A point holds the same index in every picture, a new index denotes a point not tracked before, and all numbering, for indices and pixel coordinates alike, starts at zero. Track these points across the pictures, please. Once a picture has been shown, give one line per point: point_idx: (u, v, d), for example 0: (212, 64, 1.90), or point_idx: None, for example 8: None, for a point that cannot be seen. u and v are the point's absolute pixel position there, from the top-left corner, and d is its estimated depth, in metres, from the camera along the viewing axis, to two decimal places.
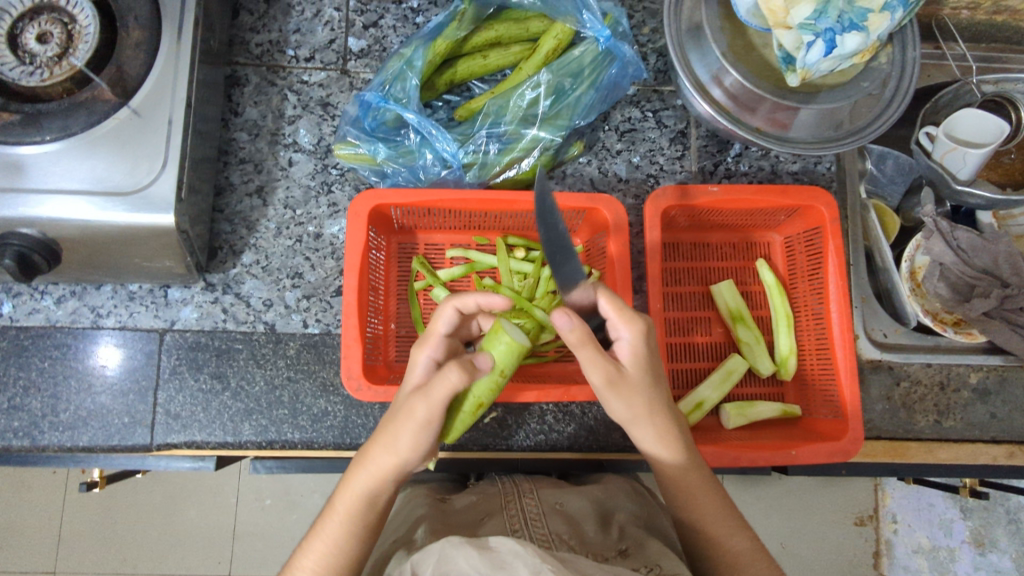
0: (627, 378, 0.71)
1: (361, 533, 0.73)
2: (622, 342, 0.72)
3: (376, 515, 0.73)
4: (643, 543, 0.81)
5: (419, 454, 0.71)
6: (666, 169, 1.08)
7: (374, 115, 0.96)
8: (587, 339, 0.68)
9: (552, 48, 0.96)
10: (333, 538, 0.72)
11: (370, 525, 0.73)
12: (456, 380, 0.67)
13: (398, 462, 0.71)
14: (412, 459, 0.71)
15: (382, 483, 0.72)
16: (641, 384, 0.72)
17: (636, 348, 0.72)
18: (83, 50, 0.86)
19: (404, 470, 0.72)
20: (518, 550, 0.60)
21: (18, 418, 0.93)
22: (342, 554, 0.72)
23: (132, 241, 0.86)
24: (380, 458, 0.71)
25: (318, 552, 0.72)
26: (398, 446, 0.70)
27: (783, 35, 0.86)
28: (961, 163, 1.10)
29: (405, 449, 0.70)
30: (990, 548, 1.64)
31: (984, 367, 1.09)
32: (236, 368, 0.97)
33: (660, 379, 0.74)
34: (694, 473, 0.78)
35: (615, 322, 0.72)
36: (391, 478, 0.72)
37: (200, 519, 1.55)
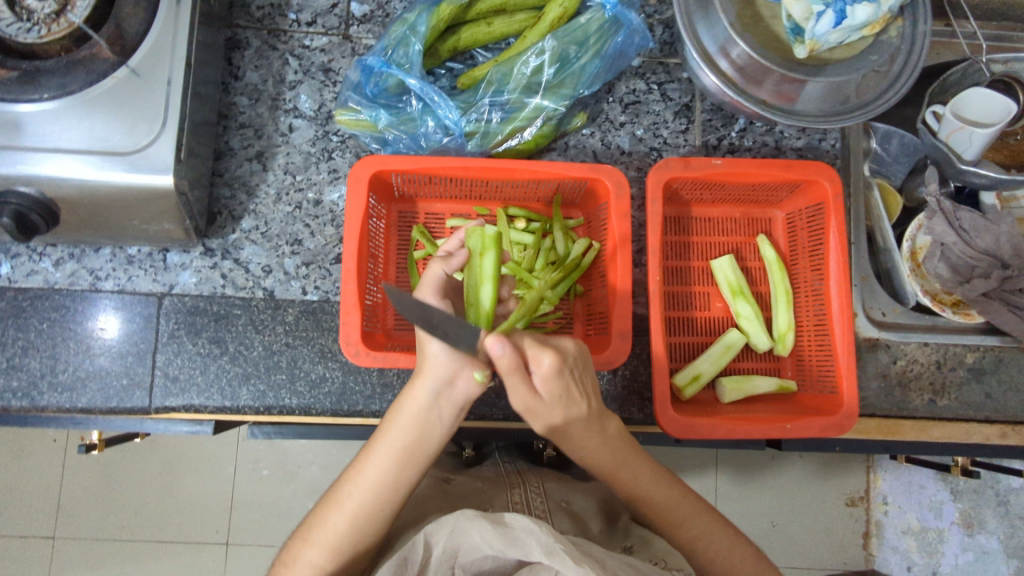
0: (543, 401, 0.70)
1: (404, 458, 0.75)
2: (538, 376, 0.69)
3: (418, 433, 0.75)
4: (648, 539, 0.87)
5: (451, 357, 0.72)
6: (670, 142, 1.07)
7: (376, 80, 0.95)
8: (514, 369, 0.66)
9: (557, 16, 0.94)
10: (379, 456, 0.75)
11: (414, 445, 0.75)
12: (441, 267, 0.83)
13: (436, 363, 0.72)
14: (449, 359, 0.72)
15: (424, 391, 0.74)
16: (555, 412, 0.72)
17: (550, 386, 0.69)
18: (81, 8, 0.83)
19: (441, 375, 0.73)
20: (531, 527, 0.62)
21: (17, 377, 0.94)
22: (385, 473, 0.75)
23: (131, 203, 0.86)
24: (424, 362, 0.74)
25: (365, 475, 0.75)
26: (431, 345, 0.73)
27: (793, 5, 0.84)
28: (966, 142, 1.09)
29: (439, 344, 0.71)
30: (979, 530, 1.52)
31: (980, 347, 1.10)
32: (235, 333, 0.97)
33: (578, 404, 0.73)
34: (627, 466, 0.82)
35: (533, 360, 0.68)
36: (431, 383, 0.73)
37: (197, 488, 1.57)
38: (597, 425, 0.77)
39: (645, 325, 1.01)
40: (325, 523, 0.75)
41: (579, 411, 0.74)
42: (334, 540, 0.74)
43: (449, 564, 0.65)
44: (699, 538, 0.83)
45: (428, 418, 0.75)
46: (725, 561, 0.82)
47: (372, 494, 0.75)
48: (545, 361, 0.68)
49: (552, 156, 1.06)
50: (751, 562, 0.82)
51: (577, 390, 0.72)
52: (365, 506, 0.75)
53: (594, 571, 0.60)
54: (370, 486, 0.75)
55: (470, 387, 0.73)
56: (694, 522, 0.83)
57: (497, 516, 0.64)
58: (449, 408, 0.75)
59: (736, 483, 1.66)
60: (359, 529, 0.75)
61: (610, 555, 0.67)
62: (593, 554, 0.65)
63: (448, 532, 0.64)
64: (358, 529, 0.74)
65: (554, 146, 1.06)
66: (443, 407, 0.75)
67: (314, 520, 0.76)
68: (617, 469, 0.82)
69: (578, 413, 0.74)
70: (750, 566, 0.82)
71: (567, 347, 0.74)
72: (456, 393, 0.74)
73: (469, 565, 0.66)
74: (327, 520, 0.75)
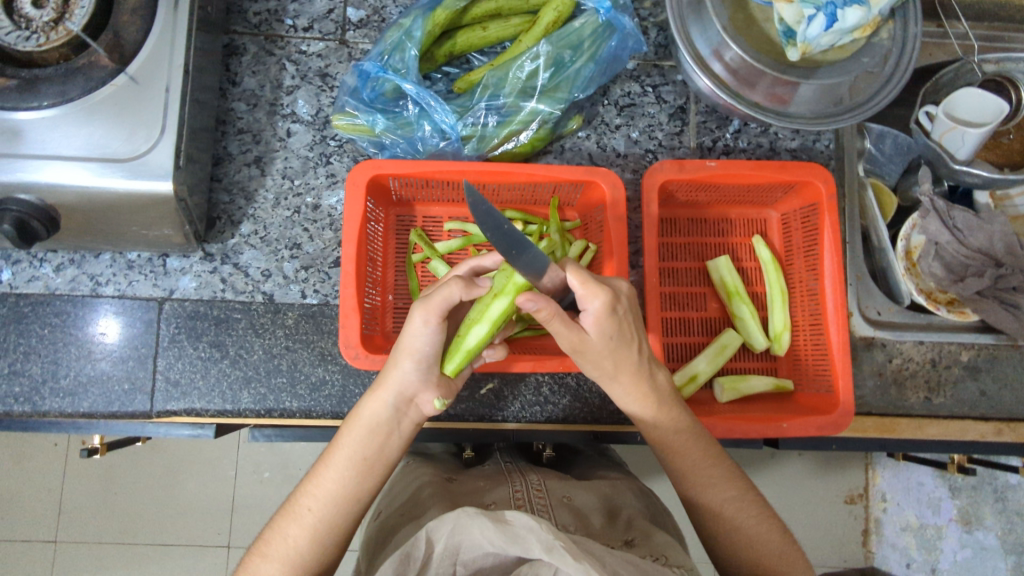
0: (592, 340, 0.74)
1: (362, 469, 0.76)
2: (589, 315, 0.71)
3: (378, 444, 0.77)
4: (649, 535, 0.85)
5: (417, 370, 0.75)
6: (665, 144, 1.08)
7: (373, 85, 0.96)
8: (554, 315, 0.70)
9: (552, 20, 0.94)
10: (340, 468, 0.75)
11: (373, 455, 0.77)
12: (459, 293, 0.71)
13: (402, 378, 0.75)
14: (415, 375, 0.75)
15: (384, 404, 0.76)
16: (608, 350, 0.75)
17: (600, 324, 0.72)
18: (78, 16, 0.83)
19: (405, 390, 0.76)
20: (532, 524, 0.63)
21: (19, 383, 0.94)
22: (346, 483, 0.75)
23: (131, 209, 0.87)
24: (386, 375, 0.76)
25: (326, 484, 0.75)
26: (398, 361, 0.75)
27: (784, 8, 0.86)
28: (960, 142, 1.10)
29: (405, 362, 0.74)
30: (978, 526, 1.54)
31: (974, 345, 1.11)
32: (235, 337, 0.98)
33: (628, 346, 0.76)
34: (668, 421, 0.85)
35: (585, 296, 0.70)
36: (391, 397, 0.75)
37: (198, 492, 1.58)
38: (645, 376, 0.81)
39: (642, 326, 1.02)
40: (283, 537, 0.73)
41: (628, 352, 0.77)
42: (294, 553, 0.72)
43: (450, 560, 0.65)
44: (730, 500, 0.84)
45: (388, 430, 0.77)
46: (751, 530, 0.82)
47: (335, 505, 0.74)
48: (595, 301, 0.70)
49: (549, 159, 1.07)
50: (779, 533, 0.82)
51: (629, 328, 0.75)
52: (330, 516, 0.74)
53: (594, 568, 0.60)
54: (333, 497, 0.75)
55: (429, 409, 0.79)
56: (725, 485, 0.85)
57: (498, 514, 0.65)
58: (407, 424, 0.78)
59: None
60: (322, 539, 0.73)
61: (610, 554, 0.67)
62: (593, 551, 0.66)
63: (449, 529, 0.65)
64: (319, 539, 0.73)
65: (550, 149, 1.07)
66: (402, 422, 0.78)
67: (271, 533, 0.74)
68: (661, 419, 0.85)
69: (630, 355, 0.78)
70: (777, 540, 0.81)
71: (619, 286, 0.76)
72: (414, 410, 0.78)
73: (471, 562, 0.66)
74: (285, 533, 0.73)
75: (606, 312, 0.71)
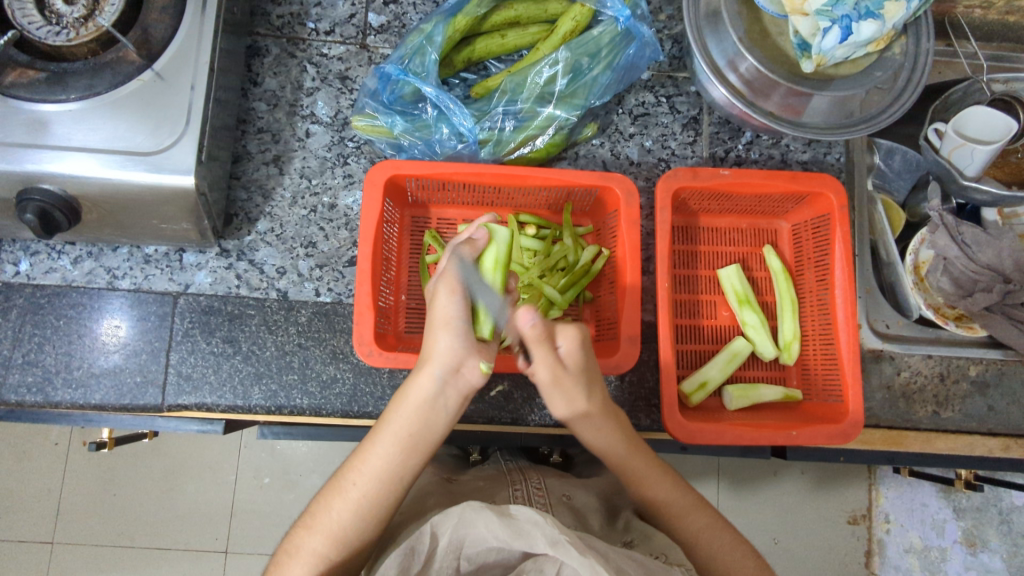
0: (564, 375, 0.77)
1: (406, 444, 0.76)
2: (564, 345, 0.77)
3: (423, 418, 0.76)
4: (648, 534, 0.87)
5: (461, 341, 0.73)
6: (678, 153, 1.09)
7: (392, 87, 0.98)
8: (540, 341, 0.74)
9: (570, 29, 0.97)
10: (385, 444, 0.76)
11: (418, 431, 0.76)
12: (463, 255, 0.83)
13: (444, 350, 0.73)
14: (455, 345, 0.73)
15: (429, 377, 0.74)
16: (576, 386, 0.78)
17: (573, 355, 0.77)
18: (109, 12, 0.86)
19: (448, 361, 0.74)
20: (536, 518, 0.64)
21: (32, 373, 0.95)
22: (389, 459, 0.76)
23: (152, 203, 0.88)
24: (429, 348, 0.75)
25: (370, 461, 0.76)
26: (438, 334, 0.74)
27: (800, 21, 0.88)
28: (969, 159, 1.12)
29: (444, 334, 0.73)
30: (980, 548, 1.61)
31: (982, 360, 1.11)
32: (248, 333, 0.99)
33: (593, 382, 0.80)
34: (633, 454, 0.85)
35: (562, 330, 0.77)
36: (435, 369, 0.74)
37: (198, 494, 1.57)
38: (608, 411, 0.83)
39: (652, 332, 1.02)
40: (328, 511, 0.75)
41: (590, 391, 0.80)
42: (336, 529, 0.74)
43: (455, 553, 0.66)
44: (703, 529, 0.84)
45: (434, 405, 0.76)
46: (727, 559, 0.81)
47: (378, 480, 0.75)
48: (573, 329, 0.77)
49: (563, 165, 1.08)
50: (754, 558, 0.82)
51: (593, 365, 0.80)
52: (373, 492, 0.75)
53: (598, 562, 0.62)
54: (376, 473, 0.75)
55: (476, 376, 0.75)
56: (698, 515, 0.85)
57: (503, 508, 0.66)
58: (454, 395, 0.76)
59: (739, 498, 1.66)
60: (364, 516, 0.75)
61: (613, 550, 0.68)
62: (598, 548, 0.67)
63: (454, 523, 0.66)
64: (364, 514, 0.75)
65: (564, 156, 1.08)
66: (448, 394, 0.76)
67: (317, 506, 0.76)
68: (628, 453, 0.85)
69: (593, 395, 0.80)
70: (754, 565, 0.81)
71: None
72: (462, 380, 0.75)
73: (474, 556, 0.67)
74: (331, 507, 0.75)
75: (579, 342, 0.77)
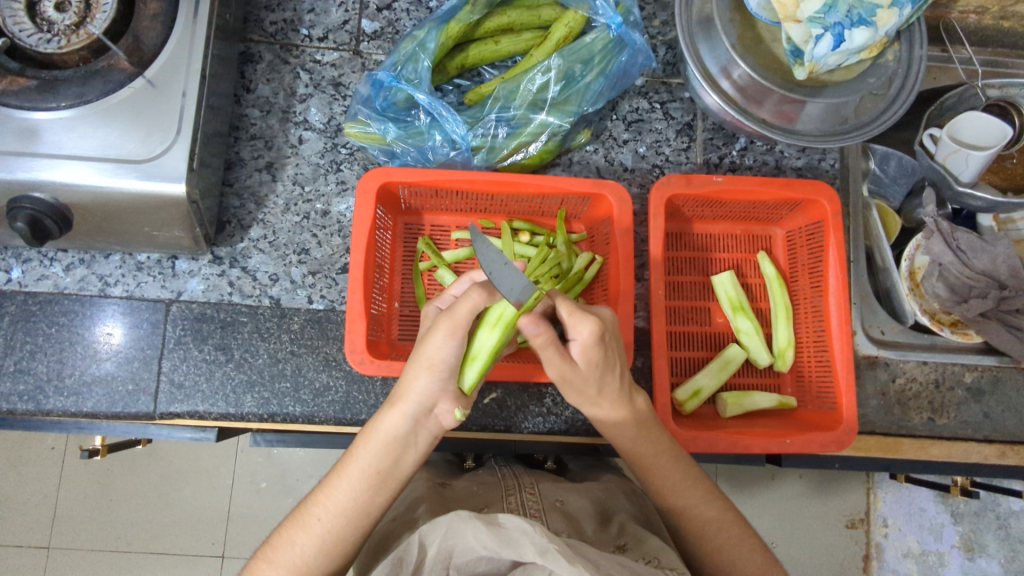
0: (579, 369, 0.76)
1: (373, 483, 0.76)
2: (577, 343, 0.73)
3: (393, 456, 0.76)
4: (642, 538, 0.84)
5: (439, 382, 0.74)
6: (672, 160, 1.09)
7: (385, 94, 0.97)
8: (550, 343, 0.72)
9: (564, 35, 0.97)
10: (352, 479, 0.75)
11: (386, 469, 0.76)
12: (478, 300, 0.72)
13: (422, 392, 0.74)
14: (433, 388, 0.74)
15: (401, 417, 0.75)
16: (592, 376, 0.77)
17: (586, 353, 0.73)
18: (100, 19, 0.85)
19: (424, 402, 0.75)
20: (525, 527, 0.64)
21: (23, 381, 0.94)
22: (356, 496, 0.75)
23: (144, 210, 0.87)
24: (404, 388, 0.74)
25: (337, 496, 0.75)
26: (416, 374, 0.74)
27: (792, 28, 0.87)
28: (963, 165, 1.11)
29: (425, 376, 0.73)
30: (978, 553, 1.60)
31: (978, 366, 1.10)
32: (241, 340, 0.98)
33: (611, 373, 0.78)
34: (645, 445, 0.85)
35: (573, 327, 0.73)
36: (409, 409, 0.74)
37: (194, 499, 1.56)
38: (625, 400, 0.82)
39: (646, 338, 1.02)
40: (291, 544, 0.74)
41: (611, 380, 0.78)
42: (300, 563, 0.73)
43: (444, 564, 0.66)
44: (712, 521, 0.84)
45: (403, 444, 0.76)
46: (733, 551, 0.82)
47: (343, 516, 0.75)
48: (586, 328, 0.72)
49: (556, 172, 1.08)
50: (759, 553, 0.82)
51: (614, 354, 0.77)
52: (339, 527, 0.75)
53: (587, 570, 0.61)
54: (343, 509, 0.75)
55: (449, 420, 0.78)
56: (706, 507, 0.85)
57: (491, 517, 0.66)
58: (425, 436, 0.77)
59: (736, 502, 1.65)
60: (329, 550, 0.74)
61: (602, 555, 0.68)
62: (588, 555, 0.67)
63: (442, 532, 0.66)
64: (327, 550, 0.74)
65: (558, 162, 1.08)
66: (419, 435, 0.77)
67: (278, 540, 0.75)
68: (641, 443, 0.85)
69: (612, 384, 0.79)
70: (759, 560, 0.81)
71: (604, 315, 0.78)
72: (433, 422, 0.77)
73: (464, 567, 0.67)
74: (294, 541, 0.74)
75: (595, 339, 0.73)
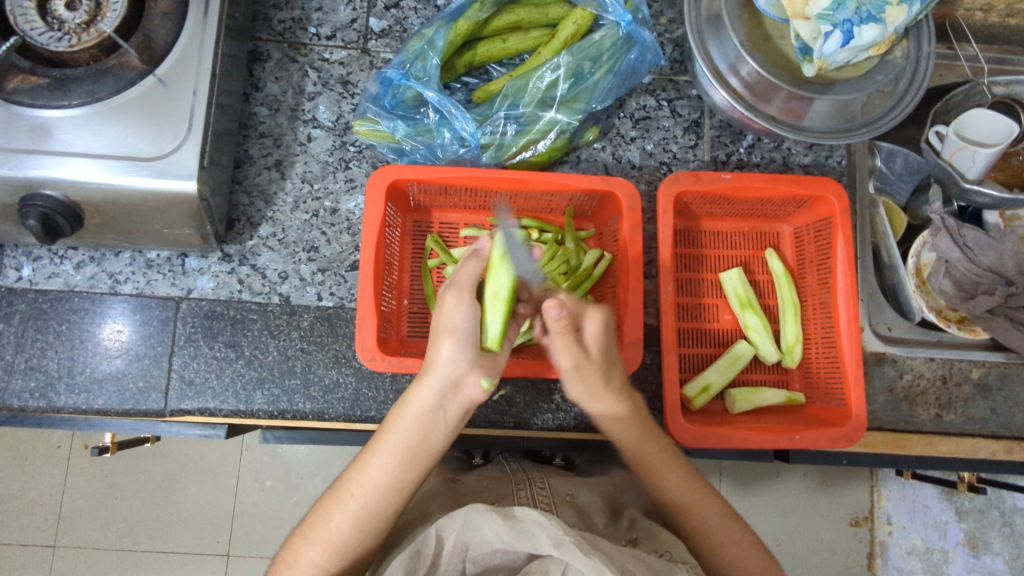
0: (588, 361, 0.74)
1: (405, 460, 0.76)
2: (586, 331, 0.75)
3: (422, 432, 0.76)
4: (654, 531, 0.87)
5: (465, 354, 0.73)
6: (680, 157, 1.09)
7: (394, 92, 0.98)
8: (567, 329, 0.71)
9: (571, 33, 0.97)
10: (383, 455, 0.76)
11: (415, 446, 0.76)
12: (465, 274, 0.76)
13: (446, 363, 0.73)
14: (458, 359, 0.73)
15: (429, 391, 0.75)
16: (598, 370, 0.76)
17: (597, 339, 0.75)
18: (111, 18, 0.86)
19: (450, 374, 0.74)
20: (541, 520, 0.64)
21: (34, 378, 0.95)
22: (387, 473, 0.76)
23: (155, 208, 0.88)
24: (430, 359, 0.74)
25: (369, 472, 0.76)
26: (440, 345, 0.73)
27: (801, 25, 0.88)
28: (969, 162, 1.12)
29: (448, 344, 0.73)
30: (983, 550, 1.65)
31: (985, 363, 1.10)
32: (251, 338, 0.99)
33: (615, 371, 0.78)
34: (645, 447, 0.84)
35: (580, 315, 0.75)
36: (436, 382, 0.74)
37: (201, 498, 1.57)
38: (627, 397, 0.81)
39: (655, 335, 1.02)
40: (326, 520, 0.75)
41: (615, 377, 0.78)
42: (336, 538, 0.75)
43: (460, 556, 0.67)
44: (713, 522, 0.84)
45: (432, 419, 0.76)
46: (734, 551, 0.82)
47: (374, 494, 0.76)
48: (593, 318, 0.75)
49: (564, 169, 1.08)
50: (760, 552, 0.83)
51: (618, 350, 0.79)
52: (370, 504, 0.75)
53: (604, 564, 0.62)
54: (374, 486, 0.76)
55: (476, 392, 0.75)
56: (707, 508, 0.85)
57: (507, 509, 0.66)
58: (454, 410, 0.76)
59: (741, 501, 1.65)
60: (364, 525, 0.75)
61: (618, 549, 0.68)
62: (602, 548, 0.67)
63: (459, 525, 0.66)
64: (361, 525, 0.75)
65: (566, 160, 1.08)
66: (448, 408, 0.76)
67: (315, 517, 0.77)
68: (642, 444, 0.84)
69: (616, 381, 0.78)
70: (758, 557, 0.82)
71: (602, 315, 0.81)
72: (462, 396, 0.76)
73: (479, 558, 0.68)
74: (328, 518, 0.76)
75: (603, 327, 0.76)
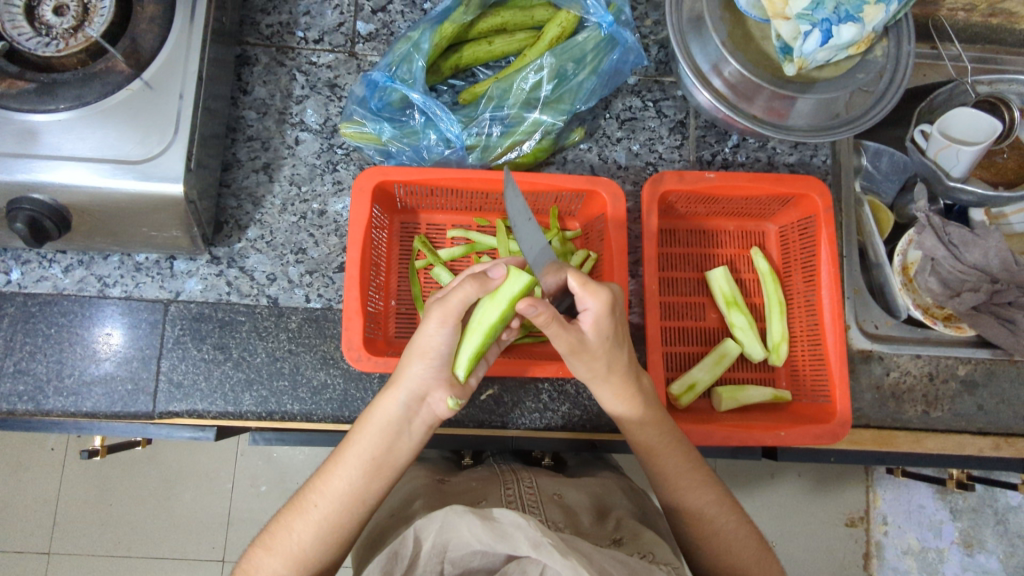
0: (590, 343, 0.75)
1: (370, 472, 0.77)
2: (588, 313, 0.73)
3: (388, 445, 0.77)
4: (638, 533, 0.85)
5: (436, 372, 0.76)
6: (665, 157, 1.10)
7: (381, 94, 0.99)
8: (552, 320, 0.71)
9: (556, 35, 0.98)
10: (349, 466, 0.76)
11: (382, 457, 0.77)
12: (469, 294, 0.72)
13: (414, 379, 0.75)
14: (428, 375, 0.76)
15: (396, 403, 0.76)
16: (603, 351, 0.76)
17: (597, 323, 0.74)
18: (98, 23, 0.87)
19: (417, 389, 0.76)
20: (519, 521, 0.64)
21: (23, 381, 0.95)
22: (353, 486, 0.76)
23: (142, 211, 0.88)
24: (400, 373, 0.76)
25: (335, 482, 0.76)
26: (411, 361, 0.75)
27: (782, 25, 0.88)
28: (954, 160, 1.12)
29: (419, 362, 0.75)
30: (977, 548, 1.64)
31: (971, 359, 1.11)
32: (239, 340, 0.99)
33: (621, 349, 0.78)
34: (650, 429, 0.84)
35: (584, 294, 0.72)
36: (402, 395, 0.75)
37: (194, 503, 1.57)
38: (632, 384, 0.82)
39: (640, 334, 1.03)
40: (288, 532, 0.75)
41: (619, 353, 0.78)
42: (297, 549, 0.74)
43: (439, 557, 0.66)
44: (712, 505, 0.85)
45: (397, 431, 0.77)
46: (732, 537, 0.83)
47: (339, 503, 0.75)
48: (600, 294, 0.72)
49: (551, 170, 1.09)
50: (756, 540, 0.84)
51: (622, 329, 0.77)
52: (335, 513, 0.75)
53: (581, 565, 0.62)
54: (339, 495, 0.76)
55: (441, 409, 0.78)
56: (707, 490, 0.85)
57: (486, 512, 0.66)
58: (419, 424, 0.78)
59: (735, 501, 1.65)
60: (326, 536, 0.75)
61: (597, 551, 0.69)
62: (581, 550, 0.67)
63: (437, 527, 0.66)
64: (324, 536, 0.75)
65: (552, 160, 1.09)
66: (414, 422, 0.78)
67: (277, 527, 0.76)
68: (647, 420, 0.84)
69: (619, 359, 0.78)
70: (755, 545, 0.83)
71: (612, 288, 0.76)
72: (427, 411, 0.78)
73: (459, 560, 0.67)
74: (291, 528, 0.75)
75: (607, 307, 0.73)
